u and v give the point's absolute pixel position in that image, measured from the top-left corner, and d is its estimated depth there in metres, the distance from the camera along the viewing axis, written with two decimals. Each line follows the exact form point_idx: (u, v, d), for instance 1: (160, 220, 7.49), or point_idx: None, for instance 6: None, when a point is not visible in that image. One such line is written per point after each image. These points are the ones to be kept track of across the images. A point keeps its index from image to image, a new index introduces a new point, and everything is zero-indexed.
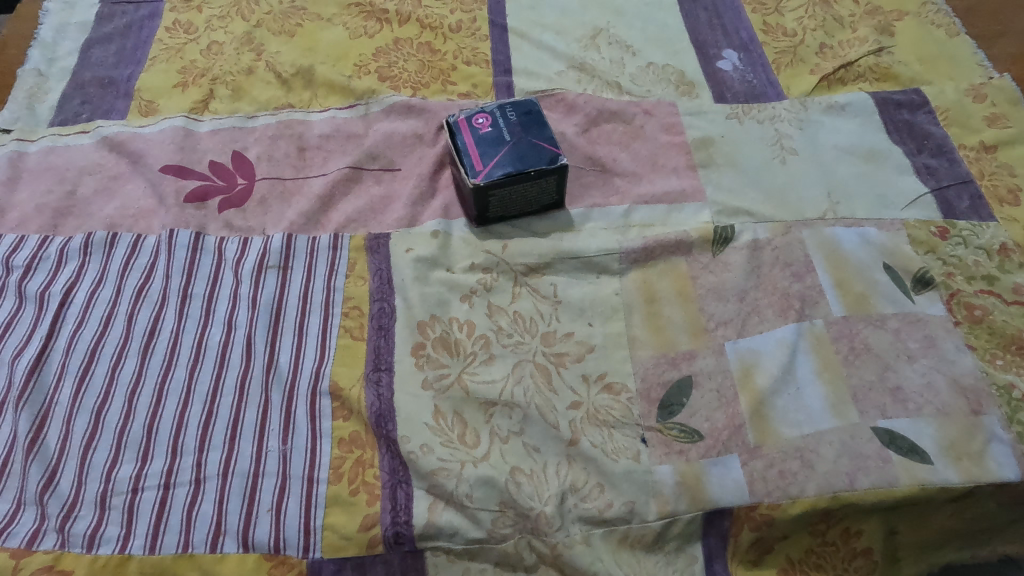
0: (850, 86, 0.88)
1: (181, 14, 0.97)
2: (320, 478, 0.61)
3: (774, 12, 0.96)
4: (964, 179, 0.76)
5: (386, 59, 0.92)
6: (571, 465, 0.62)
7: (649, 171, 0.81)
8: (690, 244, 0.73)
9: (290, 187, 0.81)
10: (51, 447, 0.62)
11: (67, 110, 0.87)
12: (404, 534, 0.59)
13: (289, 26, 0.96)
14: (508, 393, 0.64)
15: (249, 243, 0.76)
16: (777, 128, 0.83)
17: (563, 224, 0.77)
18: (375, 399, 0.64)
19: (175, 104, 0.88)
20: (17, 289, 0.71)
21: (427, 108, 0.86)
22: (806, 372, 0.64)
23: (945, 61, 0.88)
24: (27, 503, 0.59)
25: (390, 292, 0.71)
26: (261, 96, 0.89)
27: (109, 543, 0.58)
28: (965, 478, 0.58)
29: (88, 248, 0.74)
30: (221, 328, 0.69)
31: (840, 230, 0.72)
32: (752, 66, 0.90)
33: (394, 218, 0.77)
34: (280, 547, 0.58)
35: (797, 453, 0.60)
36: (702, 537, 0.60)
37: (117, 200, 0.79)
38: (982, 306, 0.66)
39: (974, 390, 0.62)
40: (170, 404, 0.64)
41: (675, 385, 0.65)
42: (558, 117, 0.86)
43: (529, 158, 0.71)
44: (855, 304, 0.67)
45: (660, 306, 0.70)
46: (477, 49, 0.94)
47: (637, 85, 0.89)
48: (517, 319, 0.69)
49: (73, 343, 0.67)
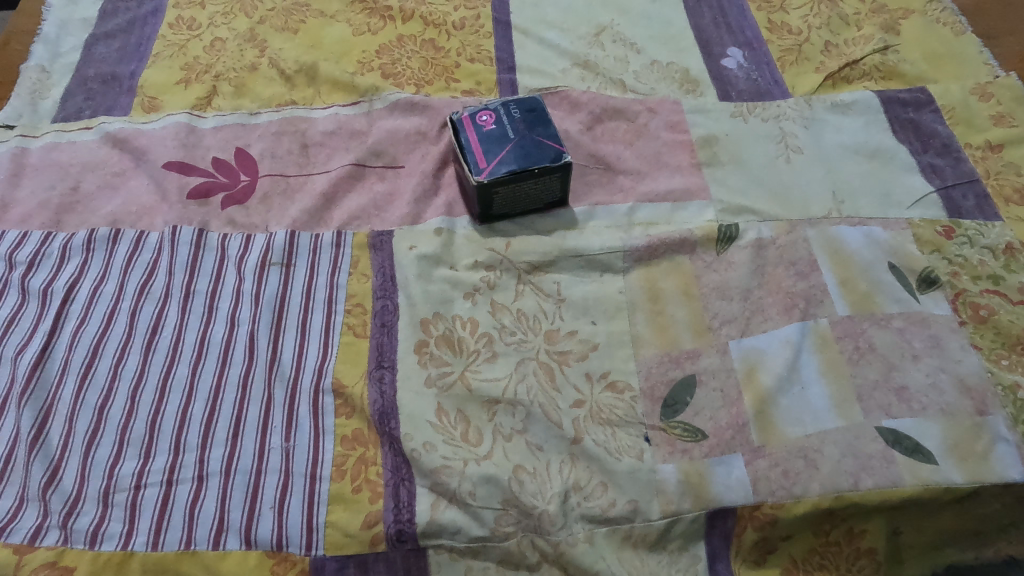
0: (855, 84, 0.87)
1: (184, 10, 0.97)
2: (322, 475, 0.61)
3: (779, 10, 0.95)
4: (970, 179, 0.76)
5: (389, 56, 0.92)
6: (574, 464, 0.61)
7: (652, 170, 0.81)
8: (694, 242, 0.73)
9: (293, 184, 0.81)
10: (53, 443, 0.62)
11: (71, 106, 0.87)
12: (406, 532, 0.58)
13: (292, 23, 0.96)
14: (511, 392, 0.64)
15: (252, 240, 0.75)
16: (781, 126, 0.83)
17: (566, 222, 0.77)
18: (378, 396, 0.64)
19: (178, 100, 0.88)
20: (20, 284, 0.71)
21: (430, 105, 0.86)
22: (811, 371, 0.64)
23: (950, 60, 0.87)
24: (29, 498, 0.59)
25: (393, 290, 0.71)
26: (264, 93, 0.89)
27: (111, 540, 0.58)
28: (970, 478, 0.58)
29: (92, 244, 0.74)
30: (224, 325, 0.69)
31: (845, 229, 0.72)
32: (756, 64, 0.90)
33: (397, 216, 0.77)
34: (282, 544, 0.58)
35: (801, 453, 0.60)
36: (705, 536, 0.60)
37: (120, 196, 0.79)
38: (988, 306, 0.66)
39: (979, 390, 0.61)
40: (172, 401, 0.64)
41: (678, 384, 0.65)
42: (562, 115, 0.86)
43: (533, 156, 0.71)
44: (860, 304, 0.66)
45: (664, 305, 0.70)
46: (480, 46, 0.93)
47: (641, 83, 0.89)
48: (520, 317, 0.69)
49: (75, 340, 0.67)
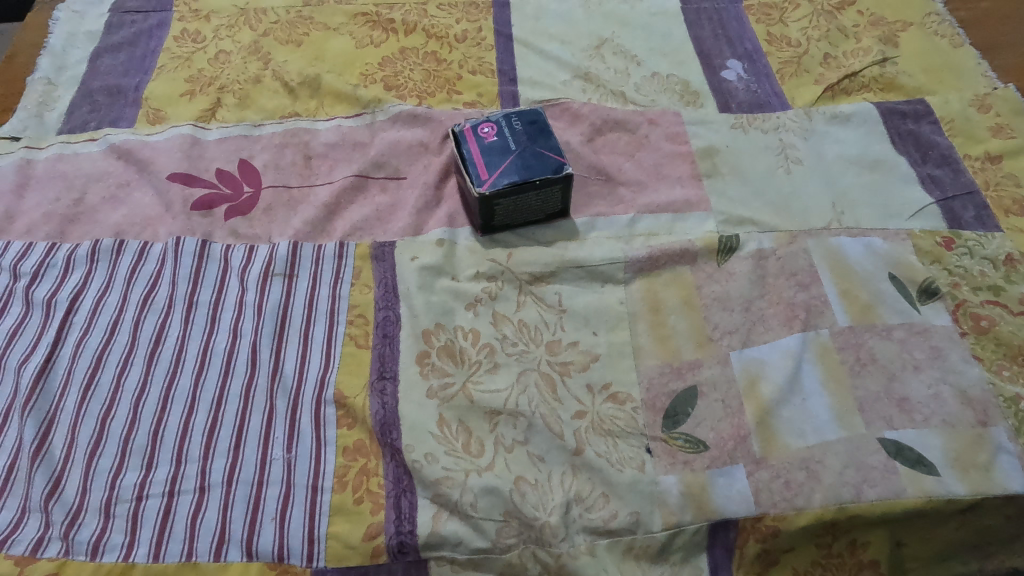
0: (854, 96, 0.88)
1: (188, 23, 0.98)
2: (324, 486, 0.61)
3: (778, 22, 0.96)
4: (969, 190, 0.76)
5: (392, 69, 0.93)
6: (576, 474, 0.61)
7: (654, 181, 0.81)
8: (695, 253, 0.73)
9: (296, 195, 0.81)
10: (56, 454, 0.62)
11: (76, 118, 0.88)
12: (408, 543, 0.58)
13: (296, 35, 0.97)
14: (513, 402, 0.64)
15: (255, 251, 0.76)
16: (781, 137, 0.83)
17: (567, 233, 0.77)
18: (380, 407, 0.64)
19: (183, 112, 0.89)
20: (24, 296, 0.71)
21: (432, 117, 0.87)
22: (812, 382, 0.64)
23: (949, 71, 0.88)
24: (31, 510, 0.59)
25: (395, 300, 0.72)
26: (268, 105, 0.90)
27: (112, 552, 0.58)
28: (972, 490, 0.58)
29: (95, 256, 0.75)
30: (226, 337, 0.69)
31: (846, 239, 0.72)
32: (756, 76, 0.91)
33: (400, 227, 0.78)
34: (283, 555, 0.58)
35: (803, 464, 0.60)
36: (707, 548, 0.60)
37: (124, 207, 0.80)
38: (989, 316, 0.66)
39: (981, 401, 0.61)
40: (175, 411, 0.64)
41: (679, 395, 0.65)
42: (563, 126, 0.86)
43: (534, 168, 0.72)
44: (860, 315, 0.66)
45: (665, 315, 0.70)
46: (482, 59, 0.94)
47: (642, 95, 0.89)
48: (522, 327, 0.69)
49: (79, 350, 0.68)
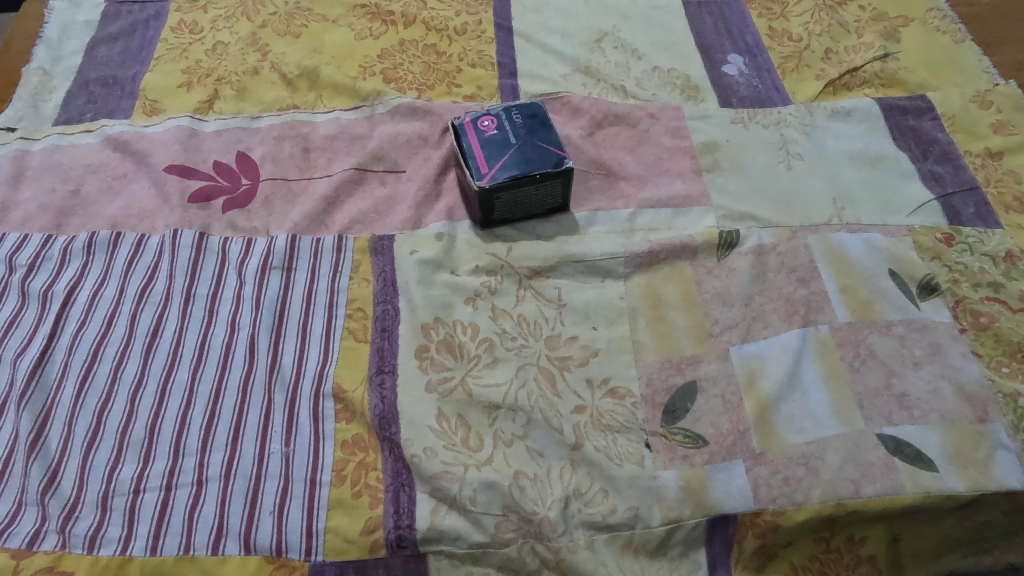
0: (855, 92, 0.88)
1: (186, 14, 0.97)
2: (322, 480, 0.61)
3: (780, 17, 0.96)
4: (969, 186, 0.76)
5: (391, 61, 0.92)
6: (575, 469, 0.61)
7: (654, 175, 0.81)
8: (695, 248, 0.73)
9: (294, 187, 0.81)
10: (52, 446, 0.62)
11: (72, 109, 0.87)
12: (406, 538, 0.58)
13: (295, 27, 0.96)
14: (512, 397, 0.64)
15: (253, 244, 0.75)
16: (782, 132, 0.83)
17: (567, 227, 0.77)
18: (379, 401, 0.64)
19: (180, 104, 0.88)
20: (20, 288, 0.71)
21: (432, 110, 0.86)
22: (811, 378, 0.64)
23: (950, 67, 0.88)
24: (28, 503, 0.59)
25: (393, 294, 0.71)
26: (266, 97, 0.89)
27: (110, 545, 0.57)
28: (970, 486, 0.58)
29: (92, 247, 0.74)
30: (225, 329, 0.69)
31: (846, 236, 0.72)
32: (757, 70, 0.90)
33: (399, 220, 0.77)
34: (282, 549, 0.58)
35: (802, 460, 0.60)
36: (706, 543, 0.60)
37: (121, 199, 0.79)
38: (988, 313, 0.66)
39: (979, 397, 0.61)
40: (172, 405, 0.64)
41: (679, 391, 0.65)
42: (563, 120, 0.86)
43: (534, 162, 0.71)
44: (860, 311, 0.66)
45: (665, 311, 0.70)
46: (481, 52, 0.94)
47: (643, 89, 0.89)
48: (521, 321, 0.69)
49: (75, 343, 0.67)
